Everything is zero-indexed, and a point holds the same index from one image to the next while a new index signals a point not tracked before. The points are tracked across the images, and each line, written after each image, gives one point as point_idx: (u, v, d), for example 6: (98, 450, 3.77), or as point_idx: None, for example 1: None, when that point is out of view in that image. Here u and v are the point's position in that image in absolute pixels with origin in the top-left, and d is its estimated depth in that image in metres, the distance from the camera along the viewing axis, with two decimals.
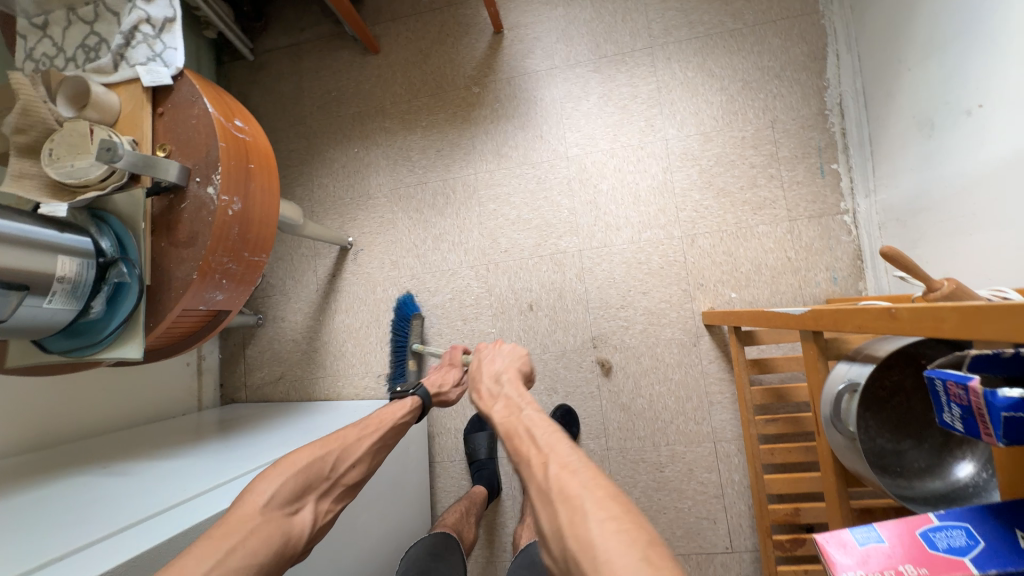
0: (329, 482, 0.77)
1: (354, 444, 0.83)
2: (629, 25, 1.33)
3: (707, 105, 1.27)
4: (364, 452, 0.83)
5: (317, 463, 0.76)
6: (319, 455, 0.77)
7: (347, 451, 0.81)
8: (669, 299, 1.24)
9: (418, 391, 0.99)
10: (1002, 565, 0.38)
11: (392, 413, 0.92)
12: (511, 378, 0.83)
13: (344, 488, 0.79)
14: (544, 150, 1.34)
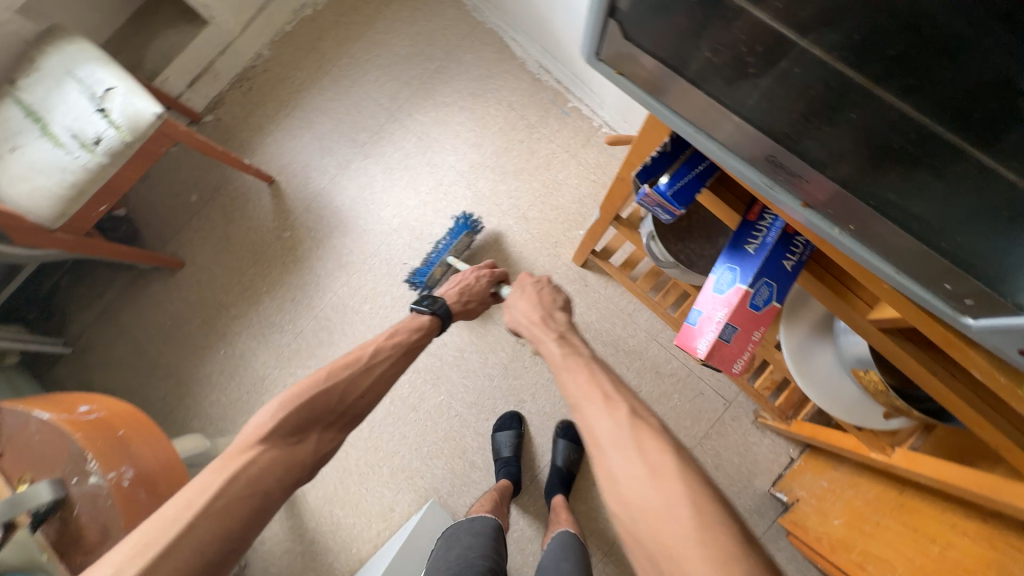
0: (331, 402, 0.86)
1: (361, 369, 0.91)
2: (365, 112, 1.53)
3: (460, 125, 1.50)
4: (373, 381, 0.92)
5: (317, 398, 0.84)
6: (320, 392, 0.85)
7: (353, 384, 0.89)
8: (545, 268, 1.41)
9: (437, 310, 1.05)
10: (755, 272, 0.53)
11: (420, 340, 1.01)
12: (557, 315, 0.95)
13: (350, 407, 0.88)
14: (373, 238, 1.47)
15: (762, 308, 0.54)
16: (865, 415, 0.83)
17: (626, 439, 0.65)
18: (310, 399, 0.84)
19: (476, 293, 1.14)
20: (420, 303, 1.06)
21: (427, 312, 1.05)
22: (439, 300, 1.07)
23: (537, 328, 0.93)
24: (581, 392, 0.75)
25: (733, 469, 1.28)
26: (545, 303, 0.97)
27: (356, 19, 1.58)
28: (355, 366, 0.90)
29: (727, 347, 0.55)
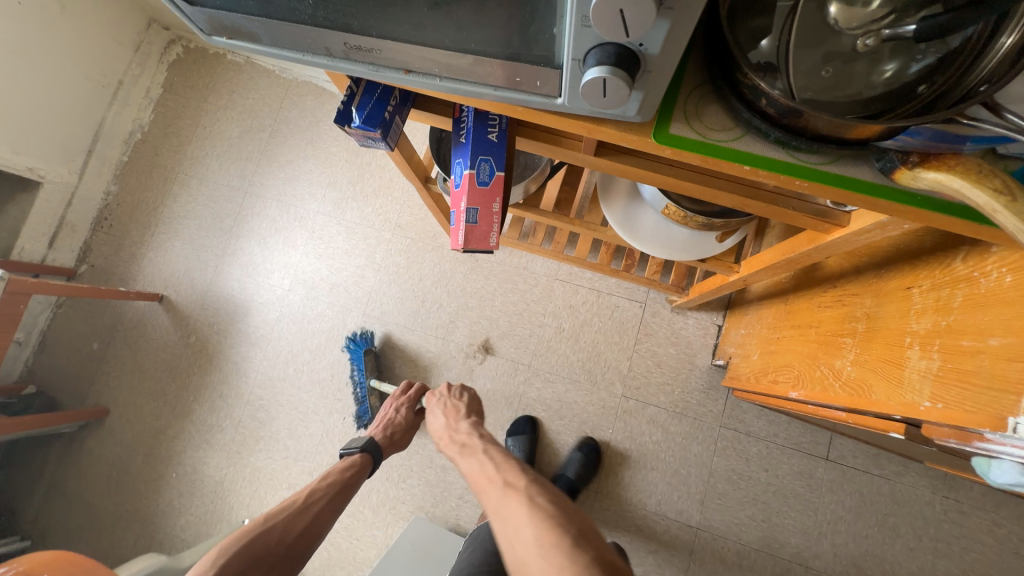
0: (268, 547, 0.81)
1: (301, 512, 0.87)
2: (221, 199, 1.59)
3: (310, 172, 1.56)
4: (314, 515, 0.88)
5: (265, 541, 0.81)
6: (270, 539, 0.82)
7: (293, 522, 0.85)
8: (436, 262, 1.45)
9: (366, 450, 1.04)
10: (470, 156, 0.59)
11: (352, 475, 0.99)
12: (466, 425, 1.00)
13: (285, 552, 0.82)
14: (273, 306, 1.50)
15: (489, 183, 0.59)
16: (702, 247, 0.88)
17: (529, 517, 0.70)
18: (255, 553, 0.79)
19: (405, 425, 1.14)
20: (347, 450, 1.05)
21: (357, 452, 1.04)
22: (371, 438, 1.08)
23: (449, 445, 0.96)
24: (490, 493, 0.78)
25: (673, 359, 1.32)
26: (453, 417, 1.02)
27: (183, 124, 1.64)
28: (294, 505, 0.88)
29: (476, 227, 0.60)
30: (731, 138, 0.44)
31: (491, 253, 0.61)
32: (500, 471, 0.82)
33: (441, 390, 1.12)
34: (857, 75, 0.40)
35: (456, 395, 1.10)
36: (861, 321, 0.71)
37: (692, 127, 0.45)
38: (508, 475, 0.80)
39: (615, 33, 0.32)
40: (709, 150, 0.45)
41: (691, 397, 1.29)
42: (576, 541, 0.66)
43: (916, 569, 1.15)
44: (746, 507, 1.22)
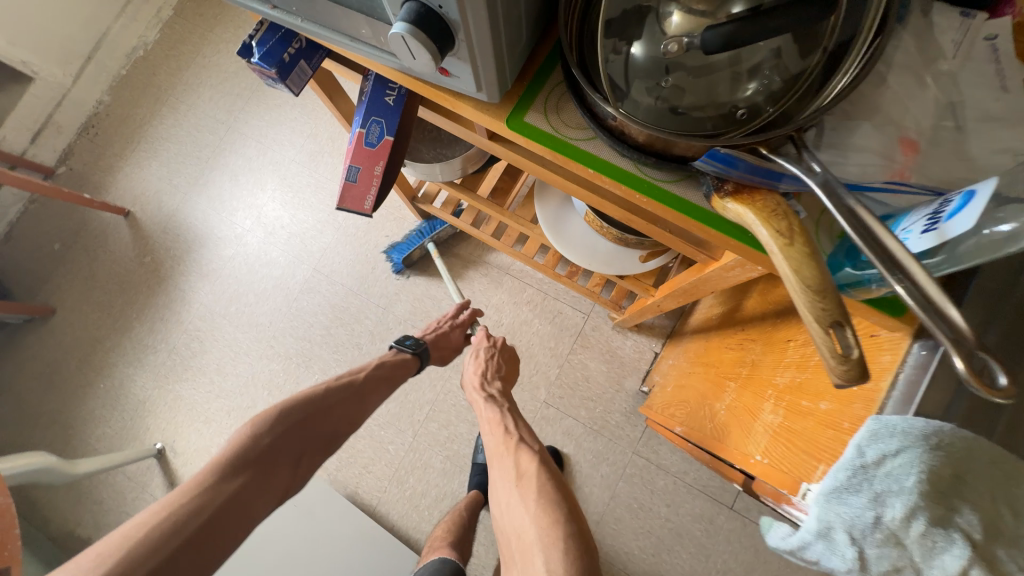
0: (317, 421, 0.71)
1: (351, 394, 0.77)
2: (205, 130, 1.60)
3: (294, 120, 1.56)
4: (368, 403, 0.79)
5: (315, 419, 0.71)
6: (320, 414, 0.72)
7: (347, 405, 0.75)
8: (395, 232, 1.45)
9: (419, 355, 0.91)
10: (363, 117, 0.58)
11: (401, 366, 0.87)
12: (496, 381, 0.89)
13: (333, 429, 0.73)
14: (230, 244, 1.51)
15: (376, 145, 0.58)
16: (623, 263, 0.86)
17: (526, 473, 0.66)
18: (307, 424, 0.69)
19: (450, 340, 0.98)
20: (402, 343, 0.91)
21: (409, 352, 0.90)
22: (425, 342, 0.93)
23: (479, 398, 0.85)
24: (499, 447, 0.73)
25: (603, 376, 1.30)
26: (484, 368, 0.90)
27: (185, 48, 1.65)
28: (349, 387, 0.77)
29: (354, 187, 0.59)
30: (583, 139, 0.43)
31: (366, 216, 0.60)
32: (513, 427, 0.76)
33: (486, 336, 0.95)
34: (718, 89, 0.37)
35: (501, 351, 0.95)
36: (745, 367, 0.69)
37: (547, 120, 0.44)
38: (523, 441, 0.74)
39: None
40: (558, 146, 0.43)
41: (611, 418, 1.27)
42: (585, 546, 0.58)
43: None
44: (640, 538, 1.20)
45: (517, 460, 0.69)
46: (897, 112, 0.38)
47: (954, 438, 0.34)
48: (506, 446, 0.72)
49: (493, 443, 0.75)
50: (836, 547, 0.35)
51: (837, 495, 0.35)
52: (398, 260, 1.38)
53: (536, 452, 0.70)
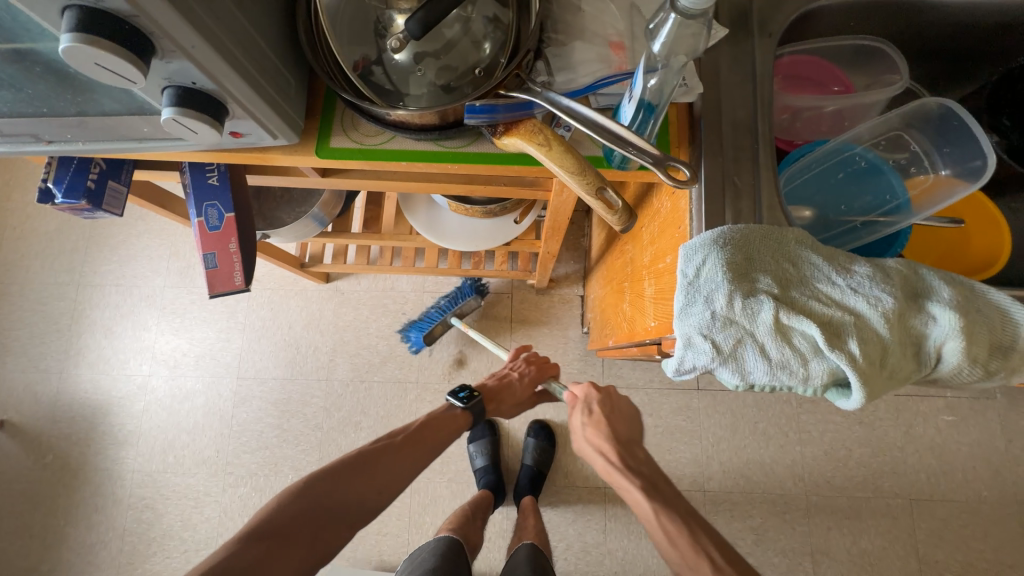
0: (351, 488, 0.71)
1: (387, 457, 0.76)
2: (52, 298, 1.44)
3: (146, 247, 1.46)
4: (408, 469, 0.77)
5: (350, 479, 0.71)
6: (351, 475, 0.72)
7: (384, 471, 0.74)
8: (302, 306, 1.42)
9: (473, 410, 0.88)
10: (196, 206, 0.60)
11: (446, 426, 0.85)
12: (622, 451, 0.75)
13: (365, 493, 0.72)
14: (136, 397, 1.39)
15: (220, 226, 0.60)
16: (504, 231, 0.94)
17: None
18: (342, 490, 0.70)
19: (514, 392, 0.93)
20: (455, 396, 0.88)
21: (461, 408, 0.88)
22: (479, 395, 0.90)
23: (627, 478, 0.72)
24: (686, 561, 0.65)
25: (549, 336, 1.38)
26: (608, 433, 0.77)
27: None
28: (384, 450, 0.77)
29: (219, 271, 0.60)
30: (385, 140, 0.49)
31: (244, 291, 0.61)
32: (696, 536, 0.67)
33: (583, 392, 0.82)
34: (465, 52, 0.45)
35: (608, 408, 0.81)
36: (629, 265, 0.80)
37: (350, 137, 0.49)
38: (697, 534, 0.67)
39: (123, 82, 0.33)
40: (370, 154, 0.49)
41: (572, 368, 1.36)
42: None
43: (790, 462, 1.28)
44: None
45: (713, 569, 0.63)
46: (598, 25, 0.48)
47: (732, 232, 0.45)
48: (682, 548, 0.66)
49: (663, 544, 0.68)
50: (698, 348, 0.44)
51: (684, 311, 0.45)
52: (419, 337, 1.34)
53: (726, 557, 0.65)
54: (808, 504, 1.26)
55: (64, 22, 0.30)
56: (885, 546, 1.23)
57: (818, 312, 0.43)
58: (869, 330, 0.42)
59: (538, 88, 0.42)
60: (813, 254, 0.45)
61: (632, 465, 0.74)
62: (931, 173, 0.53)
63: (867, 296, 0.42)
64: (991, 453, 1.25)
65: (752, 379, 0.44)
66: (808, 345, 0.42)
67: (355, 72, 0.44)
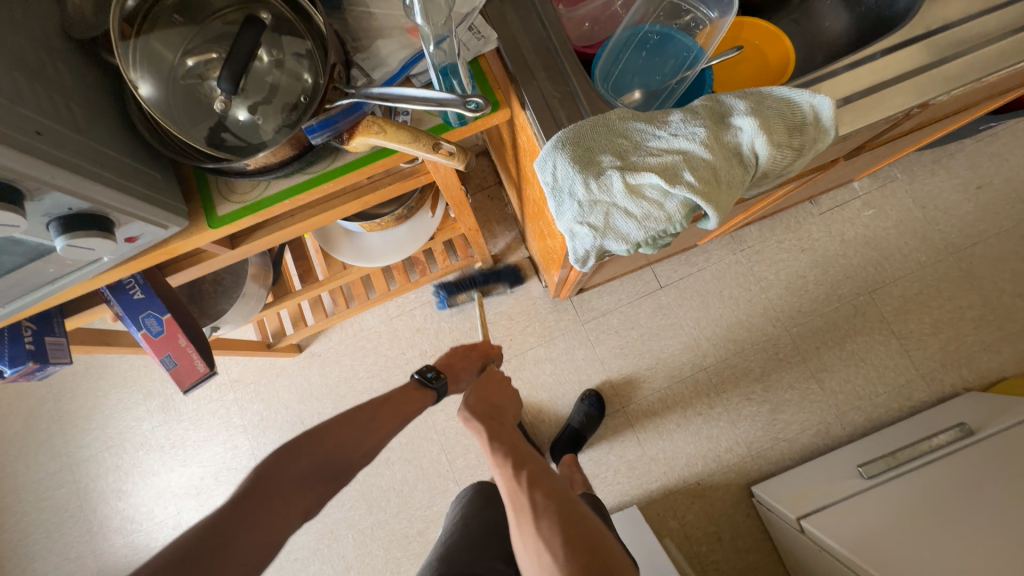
0: (337, 449, 0.69)
1: (368, 421, 0.74)
2: (52, 489, 1.43)
3: (118, 401, 1.46)
4: (389, 433, 0.75)
5: (333, 445, 0.69)
6: (336, 436, 0.70)
7: (364, 436, 0.72)
8: (288, 384, 1.45)
9: (440, 390, 0.82)
10: (132, 323, 0.64)
11: (416, 401, 0.79)
12: (483, 404, 0.79)
13: (347, 458, 0.70)
14: (175, 538, 1.40)
15: (163, 329, 0.65)
16: (424, 229, 1.01)
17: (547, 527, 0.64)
18: (321, 456, 0.68)
19: (470, 370, 0.88)
20: (424, 376, 0.81)
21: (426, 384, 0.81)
22: (445, 376, 0.83)
23: (477, 418, 0.76)
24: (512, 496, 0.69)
25: (518, 304, 1.45)
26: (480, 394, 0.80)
27: None
28: (366, 415, 0.74)
29: (180, 367, 0.65)
30: (263, 190, 0.55)
31: (211, 374, 0.66)
32: (526, 457, 0.72)
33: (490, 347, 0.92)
34: (287, 88, 0.51)
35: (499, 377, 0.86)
36: (536, 205, 0.87)
37: (232, 201, 0.55)
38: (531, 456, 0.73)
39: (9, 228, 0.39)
40: (254, 206, 0.55)
41: (550, 321, 1.44)
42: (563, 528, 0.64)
43: (762, 310, 1.41)
44: (641, 363, 1.40)
45: (521, 485, 0.68)
46: (390, 20, 0.55)
47: (568, 134, 0.53)
48: (508, 482, 0.70)
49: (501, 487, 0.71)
50: (582, 234, 0.52)
51: (559, 212, 0.53)
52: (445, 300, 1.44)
53: (532, 466, 0.71)
54: (793, 336, 1.39)
55: None
56: (867, 339, 1.37)
57: (655, 163, 0.51)
58: (696, 160, 0.51)
59: (355, 90, 0.49)
60: (636, 123, 0.53)
61: (494, 416, 0.77)
62: (708, 21, 0.63)
63: (684, 135, 0.51)
64: (913, 223, 1.41)
65: (633, 238, 0.53)
66: (658, 192, 0.51)
67: (205, 143, 0.50)
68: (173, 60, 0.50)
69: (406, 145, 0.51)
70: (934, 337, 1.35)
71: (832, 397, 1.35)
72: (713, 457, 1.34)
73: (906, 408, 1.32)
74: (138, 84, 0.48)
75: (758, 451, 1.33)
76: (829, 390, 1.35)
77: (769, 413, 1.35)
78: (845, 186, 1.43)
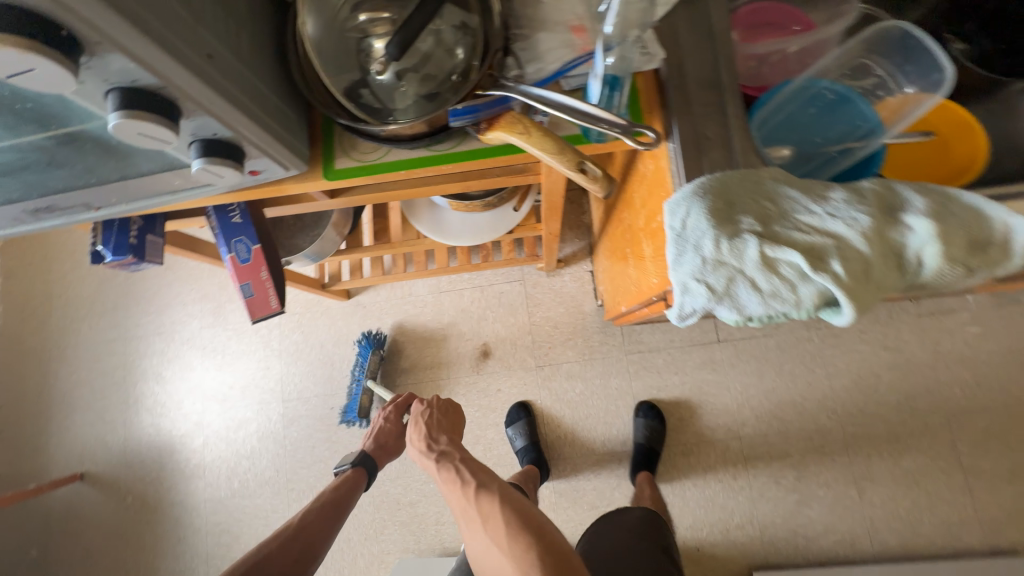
0: (277, 569, 0.74)
1: (297, 531, 0.79)
2: (104, 355, 1.55)
3: (177, 295, 1.56)
4: (323, 532, 0.81)
5: (272, 564, 0.74)
6: (272, 558, 0.75)
7: (302, 540, 0.79)
8: (330, 325, 1.50)
9: (367, 473, 0.92)
10: (225, 244, 0.66)
11: (343, 492, 0.88)
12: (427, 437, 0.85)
13: (287, 572, 0.74)
14: (195, 433, 1.49)
15: (250, 258, 0.66)
16: (505, 221, 0.99)
17: (495, 529, 0.72)
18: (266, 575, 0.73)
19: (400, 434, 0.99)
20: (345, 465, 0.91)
21: (348, 468, 0.92)
22: (366, 452, 0.94)
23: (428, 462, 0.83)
24: (458, 501, 0.77)
25: (566, 315, 1.42)
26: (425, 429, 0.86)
27: (36, 301, 1.59)
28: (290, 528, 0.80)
29: (256, 298, 0.67)
30: (384, 154, 0.54)
31: (280, 313, 0.68)
32: (468, 472, 0.79)
33: (403, 396, 1.00)
34: (440, 61, 0.49)
35: (431, 407, 0.90)
36: (628, 230, 0.83)
37: (352, 157, 0.54)
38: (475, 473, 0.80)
39: (159, 142, 0.39)
40: (371, 168, 0.54)
41: (593, 341, 1.39)
42: (519, 529, 0.71)
43: (821, 397, 1.30)
44: (674, 412, 1.34)
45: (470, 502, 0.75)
46: (558, 13, 0.52)
47: (711, 182, 0.48)
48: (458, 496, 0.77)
49: (448, 492, 0.79)
50: (695, 292, 0.48)
51: (677, 261, 0.48)
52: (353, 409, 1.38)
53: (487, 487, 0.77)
54: (845, 434, 1.28)
55: (110, 103, 0.36)
56: (928, 463, 1.24)
57: (800, 240, 0.46)
58: (850, 250, 0.45)
59: (511, 84, 0.46)
60: (790, 190, 0.48)
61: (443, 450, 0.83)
62: (899, 93, 0.55)
63: (844, 218, 0.46)
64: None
65: (749, 312, 0.48)
66: (795, 272, 0.46)
67: (347, 96, 0.49)
68: (340, 6, 0.49)
69: (546, 154, 0.47)
70: (1008, 484, 1.21)
71: (867, 510, 1.24)
72: (721, 528, 1.27)
73: (950, 549, 1.20)
74: (305, 24, 0.48)
75: (772, 539, 1.25)
76: (868, 502, 1.25)
77: (794, 504, 1.27)
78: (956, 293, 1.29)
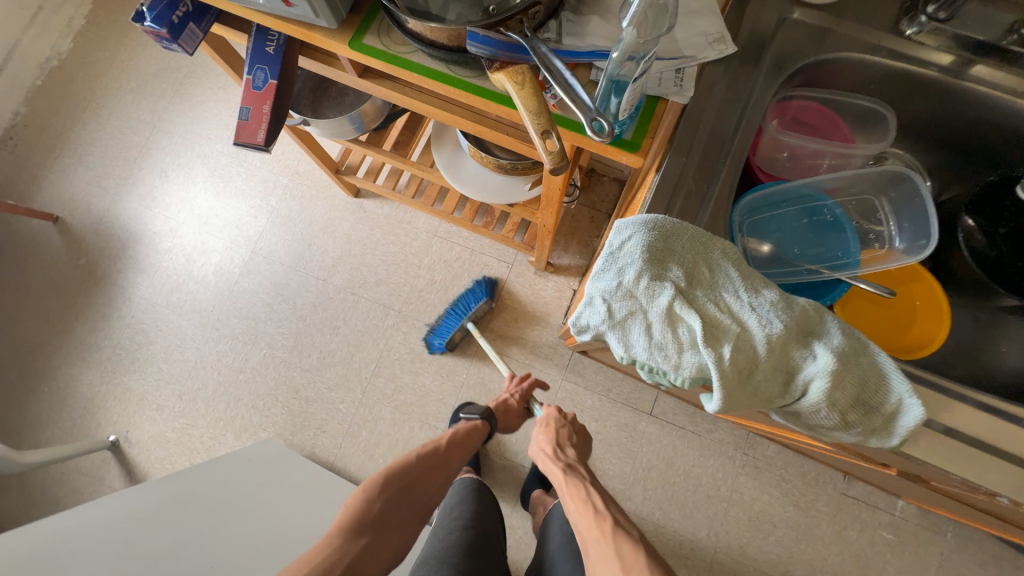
0: (416, 488, 0.79)
1: (440, 460, 0.83)
2: (131, 130, 1.63)
3: (219, 116, 1.62)
4: (457, 469, 0.86)
5: (419, 481, 0.80)
6: (420, 480, 0.80)
7: (442, 473, 0.83)
8: (327, 210, 1.54)
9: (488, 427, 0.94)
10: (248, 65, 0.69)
11: (474, 438, 0.91)
12: (557, 446, 0.82)
13: (425, 495, 0.80)
14: (165, 237, 1.55)
15: (262, 88, 0.69)
16: (511, 193, 1.00)
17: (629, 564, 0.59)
18: (409, 488, 0.78)
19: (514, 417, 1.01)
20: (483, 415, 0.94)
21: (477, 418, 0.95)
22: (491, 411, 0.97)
23: (555, 469, 0.78)
24: (591, 531, 0.66)
25: (531, 315, 1.43)
26: (557, 436, 0.83)
27: (102, 56, 1.67)
28: (436, 455, 0.83)
29: (248, 124, 0.69)
30: (408, 52, 0.56)
31: (261, 149, 0.70)
32: (603, 505, 0.68)
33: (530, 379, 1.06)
34: None
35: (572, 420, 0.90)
36: None
37: (380, 40, 0.56)
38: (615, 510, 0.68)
39: None
40: (390, 58, 0.56)
41: (541, 351, 1.40)
42: None
43: (710, 514, 1.28)
44: None
45: (609, 532, 0.64)
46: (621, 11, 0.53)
47: (666, 222, 0.48)
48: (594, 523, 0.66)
49: (573, 513, 0.70)
50: (595, 309, 0.49)
51: (597, 274, 0.49)
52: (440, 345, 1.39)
53: (614, 512, 0.67)
54: (714, 560, 1.26)
55: None
56: None
57: (710, 313, 0.46)
58: (747, 345, 0.45)
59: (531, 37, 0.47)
60: (731, 268, 0.48)
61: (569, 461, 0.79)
62: (887, 246, 0.56)
63: (760, 316, 0.45)
64: None
65: (633, 352, 0.48)
66: (688, 337, 0.46)
67: None
68: None
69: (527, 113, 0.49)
70: None
71: None
72: None
73: None
74: None
75: None
76: None
77: None
78: (888, 492, 1.25)
